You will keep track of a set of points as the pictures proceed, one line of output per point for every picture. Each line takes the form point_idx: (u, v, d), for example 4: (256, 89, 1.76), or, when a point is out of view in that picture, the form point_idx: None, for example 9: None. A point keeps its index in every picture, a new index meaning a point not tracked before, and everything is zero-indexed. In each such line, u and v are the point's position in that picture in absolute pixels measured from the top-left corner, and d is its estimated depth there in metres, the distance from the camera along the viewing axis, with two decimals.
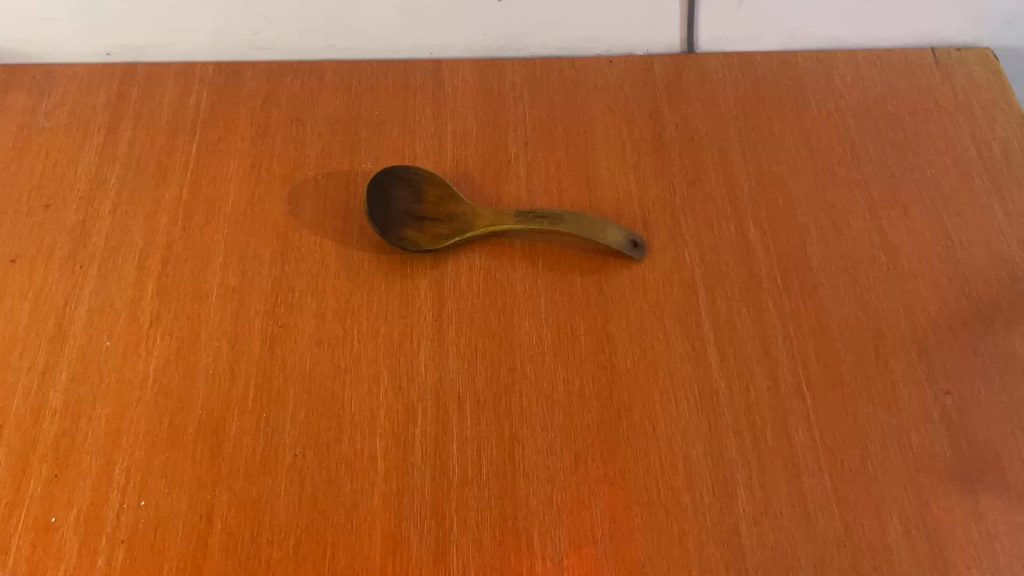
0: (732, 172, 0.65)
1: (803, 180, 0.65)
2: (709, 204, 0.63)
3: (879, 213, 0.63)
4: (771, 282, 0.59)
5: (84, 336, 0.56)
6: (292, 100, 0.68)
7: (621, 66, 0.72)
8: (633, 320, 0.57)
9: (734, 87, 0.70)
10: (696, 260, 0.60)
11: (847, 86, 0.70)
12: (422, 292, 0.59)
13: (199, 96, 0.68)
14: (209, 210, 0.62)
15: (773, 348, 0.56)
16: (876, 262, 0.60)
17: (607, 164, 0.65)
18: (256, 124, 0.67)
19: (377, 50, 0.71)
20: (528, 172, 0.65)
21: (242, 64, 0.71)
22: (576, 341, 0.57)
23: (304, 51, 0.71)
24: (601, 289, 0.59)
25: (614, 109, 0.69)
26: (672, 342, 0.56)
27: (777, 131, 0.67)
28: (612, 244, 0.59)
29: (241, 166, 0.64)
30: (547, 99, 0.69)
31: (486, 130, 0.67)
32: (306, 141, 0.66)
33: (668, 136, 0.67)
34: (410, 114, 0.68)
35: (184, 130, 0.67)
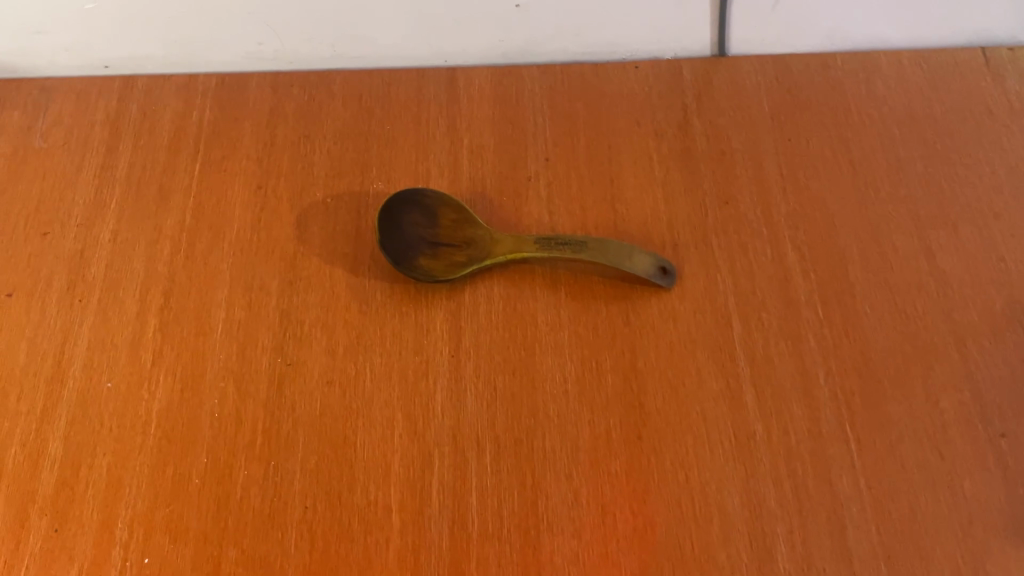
0: (767, 189, 0.61)
1: (844, 197, 0.60)
2: (743, 225, 0.59)
3: (927, 233, 0.59)
4: (812, 311, 0.55)
5: (84, 378, 0.53)
6: (299, 113, 0.65)
7: (648, 72, 0.67)
8: (662, 356, 0.54)
9: (768, 94, 0.65)
10: (730, 287, 0.57)
11: (890, 91, 0.65)
12: (437, 325, 0.55)
13: (202, 112, 0.65)
14: (213, 237, 0.59)
15: (813, 385, 0.53)
16: (924, 288, 0.56)
17: (634, 180, 0.62)
18: (261, 141, 0.63)
19: (388, 58, 0.67)
20: (550, 191, 0.61)
21: (246, 75, 0.67)
22: (602, 379, 0.53)
23: (311, 61, 0.67)
24: (628, 319, 0.56)
25: (640, 119, 0.64)
26: (705, 380, 0.53)
27: (816, 142, 0.63)
28: (639, 272, 0.56)
29: (245, 188, 0.61)
30: (568, 109, 0.65)
31: (504, 144, 0.63)
32: (314, 159, 0.62)
33: (698, 150, 0.63)
34: (424, 128, 0.64)
35: (187, 148, 0.63)
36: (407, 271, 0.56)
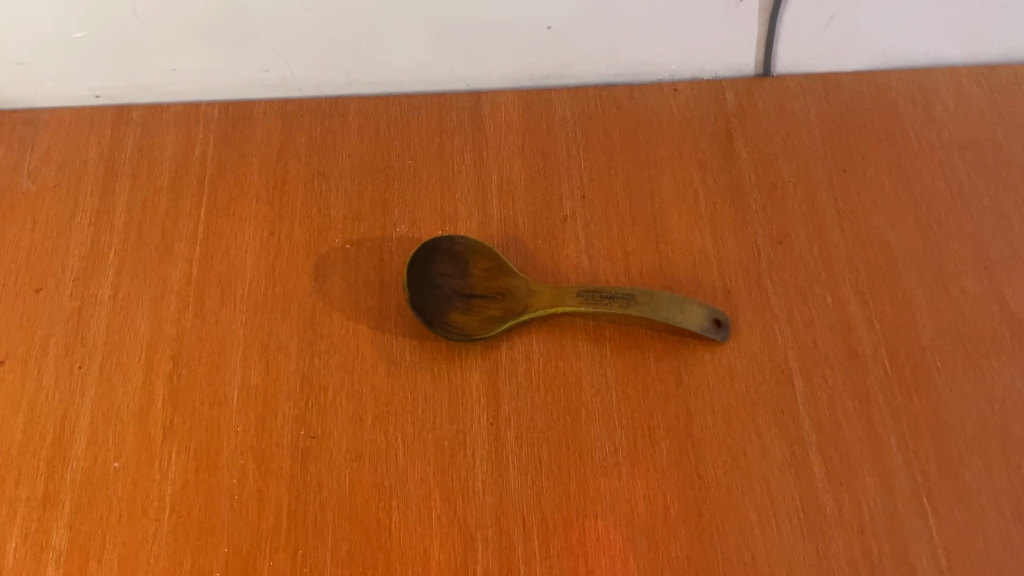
0: (824, 226, 0.56)
1: (907, 234, 0.56)
2: (799, 267, 0.55)
3: (998, 275, 0.54)
4: (878, 366, 0.51)
5: (89, 457, 0.49)
6: (311, 147, 0.59)
7: (688, 94, 0.62)
8: (720, 420, 0.50)
9: (819, 118, 0.61)
10: (789, 340, 0.52)
11: (950, 114, 0.61)
12: (473, 389, 0.51)
13: (205, 147, 0.60)
14: (224, 291, 0.54)
15: (884, 451, 0.49)
16: (998, 337, 0.52)
17: (679, 219, 0.57)
18: (271, 179, 0.58)
19: (405, 83, 0.62)
20: (588, 232, 0.56)
21: (251, 104, 0.62)
22: (656, 448, 0.49)
23: (321, 87, 0.61)
24: (680, 378, 0.51)
25: (682, 149, 0.59)
26: (768, 448, 0.49)
27: (873, 173, 0.58)
28: (693, 327, 0.51)
29: (257, 234, 0.56)
30: (604, 138, 0.60)
31: (536, 179, 0.58)
32: (330, 200, 0.57)
33: (747, 182, 0.58)
34: (448, 162, 0.59)
35: (190, 189, 0.58)
36: (440, 330, 0.52)
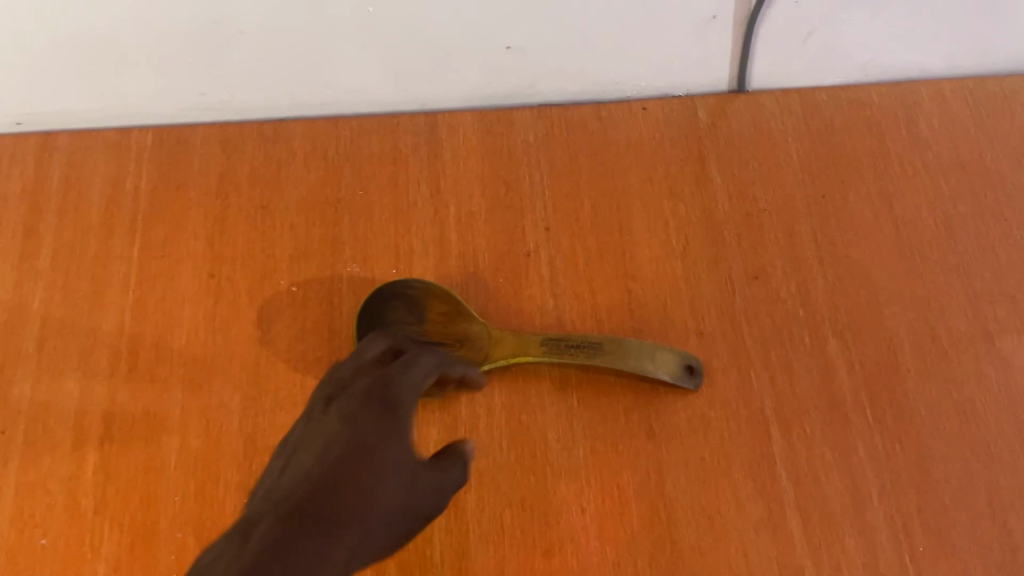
0: (802, 259, 0.53)
1: (888, 267, 0.53)
2: (777, 305, 0.52)
3: (983, 311, 0.51)
4: (859, 414, 0.49)
5: (14, 533, 0.45)
6: (254, 177, 0.55)
7: (658, 113, 0.58)
8: (693, 477, 0.47)
9: (797, 139, 0.57)
10: (766, 386, 0.49)
11: (934, 133, 0.57)
12: (431, 447, 0.48)
13: (138, 179, 0.55)
14: (160, 344, 0.50)
15: (865, 507, 0.46)
16: (983, 380, 0.49)
17: (649, 254, 0.53)
18: (210, 215, 0.54)
19: (355, 104, 0.57)
20: (552, 270, 0.53)
21: (188, 128, 0.57)
22: (626, 510, 0.46)
23: (264, 109, 0.57)
24: (651, 431, 0.48)
25: (652, 175, 0.56)
26: (744, 506, 0.46)
27: (853, 200, 0.55)
28: (665, 376, 0.48)
29: (195, 278, 0.52)
30: (569, 163, 0.56)
31: (497, 210, 0.54)
32: (275, 237, 0.53)
33: (721, 211, 0.54)
34: (402, 193, 0.55)
35: (121, 229, 0.54)
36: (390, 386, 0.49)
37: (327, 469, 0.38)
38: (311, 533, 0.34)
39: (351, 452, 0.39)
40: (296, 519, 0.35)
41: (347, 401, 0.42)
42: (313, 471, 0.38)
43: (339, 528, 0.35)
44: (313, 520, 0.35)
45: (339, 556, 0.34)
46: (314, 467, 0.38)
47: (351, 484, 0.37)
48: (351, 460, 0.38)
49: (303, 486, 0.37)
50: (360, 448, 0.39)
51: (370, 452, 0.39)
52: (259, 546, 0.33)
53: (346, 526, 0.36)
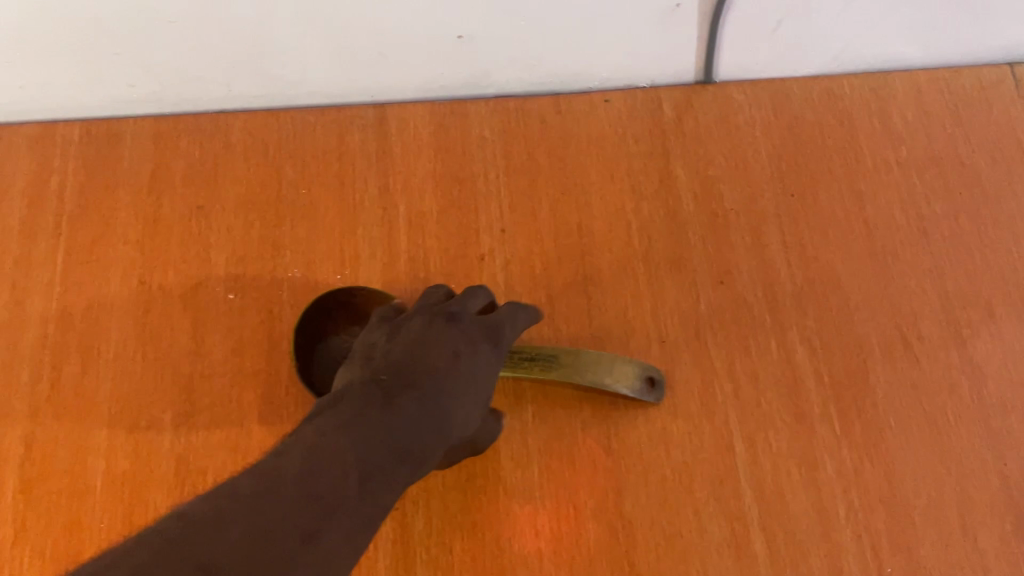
0: (769, 262, 0.50)
1: (859, 270, 0.50)
2: (742, 311, 0.49)
3: (957, 316, 0.49)
4: (826, 426, 0.46)
5: None
6: (189, 175, 0.51)
7: (620, 105, 0.55)
8: (653, 495, 0.45)
9: (766, 133, 0.54)
10: (730, 397, 0.47)
11: (908, 127, 0.54)
12: None
13: (63, 177, 0.51)
14: (87, 357, 0.47)
15: (832, 525, 0.44)
16: (956, 390, 0.47)
17: (610, 256, 0.50)
18: (141, 217, 0.50)
19: (298, 96, 0.53)
20: (507, 274, 0.50)
21: (117, 122, 0.53)
22: (582, 530, 0.44)
23: (200, 102, 0.53)
24: (609, 446, 0.46)
25: (614, 172, 0.53)
26: (706, 526, 0.44)
27: (823, 199, 0.52)
28: (624, 390, 0.45)
29: (125, 285, 0.49)
30: (526, 159, 0.53)
31: (449, 210, 0.51)
32: (211, 240, 0.50)
33: (685, 211, 0.52)
34: (348, 191, 0.51)
35: (44, 231, 0.50)
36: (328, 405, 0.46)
37: (445, 373, 0.38)
38: (423, 431, 0.35)
39: (463, 366, 0.39)
40: (413, 415, 0.35)
41: (462, 321, 0.42)
42: (431, 369, 0.38)
43: (442, 435, 0.36)
44: (427, 423, 0.36)
45: (434, 458, 0.36)
46: (431, 360, 0.39)
47: (466, 394, 0.38)
48: (465, 375, 0.39)
49: (419, 379, 0.37)
50: (471, 365, 0.39)
51: (479, 370, 0.40)
52: (386, 430, 0.34)
53: (448, 435, 0.37)
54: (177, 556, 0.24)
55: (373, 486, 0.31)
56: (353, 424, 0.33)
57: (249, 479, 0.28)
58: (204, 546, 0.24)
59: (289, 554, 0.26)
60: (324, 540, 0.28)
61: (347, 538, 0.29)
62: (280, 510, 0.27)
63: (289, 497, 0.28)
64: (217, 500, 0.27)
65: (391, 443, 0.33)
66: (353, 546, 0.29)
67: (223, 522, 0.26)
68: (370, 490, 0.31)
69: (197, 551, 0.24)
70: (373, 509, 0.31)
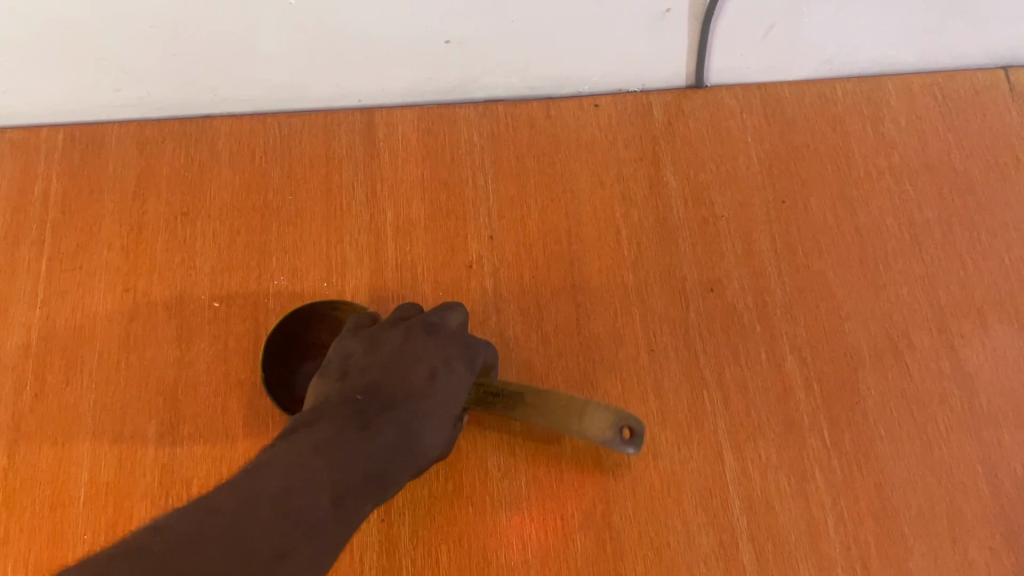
0: (760, 269, 0.50)
1: (851, 278, 0.50)
2: (732, 319, 0.49)
3: (949, 325, 0.49)
4: (816, 436, 0.46)
5: None
6: (174, 181, 0.51)
7: (611, 110, 0.54)
8: (640, 506, 0.44)
9: (758, 139, 0.54)
10: (719, 407, 0.47)
11: (901, 132, 0.54)
12: None
13: (48, 183, 0.51)
14: (70, 366, 0.46)
15: (821, 536, 0.44)
16: (947, 400, 0.47)
17: (599, 264, 0.50)
18: (126, 223, 0.50)
19: (285, 100, 0.53)
20: (495, 281, 0.50)
21: (102, 126, 0.52)
22: (569, 543, 0.43)
23: (185, 106, 0.52)
24: (598, 456, 0.45)
25: (603, 178, 0.52)
26: (694, 537, 0.44)
27: (815, 206, 0.52)
28: (595, 441, 0.40)
29: (109, 292, 0.48)
30: (515, 165, 0.53)
31: (437, 217, 0.51)
32: (197, 247, 0.49)
33: (676, 218, 0.51)
34: (336, 197, 0.51)
35: (29, 238, 0.49)
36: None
37: (420, 399, 0.37)
38: (393, 460, 0.35)
39: (440, 392, 0.38)
40: (385, 444, 0.35)
41: (441, 337, 0.40)
42: (406, 392, 0.37)
43: (409, 463, 0.36)
44: (396, 453, 0.35)
45: (398, 484, 0.36)
46: (409, 381, 0.38)
47: (443, 412, 0.38)
48: (440, 400, 0.38)
49: (393, 404, 0.37)
50: (447, 390, 0.38)
51: (454, 395, 0.39)
52: (357, 460, 0.34)
53: (416, 462, 0.37)
54: (163, 567, 0.24)
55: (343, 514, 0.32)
56: (328, 449, 0.33)
57: (227, 494, 0.29)
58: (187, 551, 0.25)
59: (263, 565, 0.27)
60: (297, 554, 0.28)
61: (315, 554, 0.29)
62: (258, 524, 0.28)
63: (269, 514, 0.28)
64: (198, 511, 0.27)
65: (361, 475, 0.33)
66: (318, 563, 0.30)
67: (203, 537, 0.26)
68: (338, 512, 0.32)
69: (181, 564, 0.25)
70: (340, 530, 0.32)
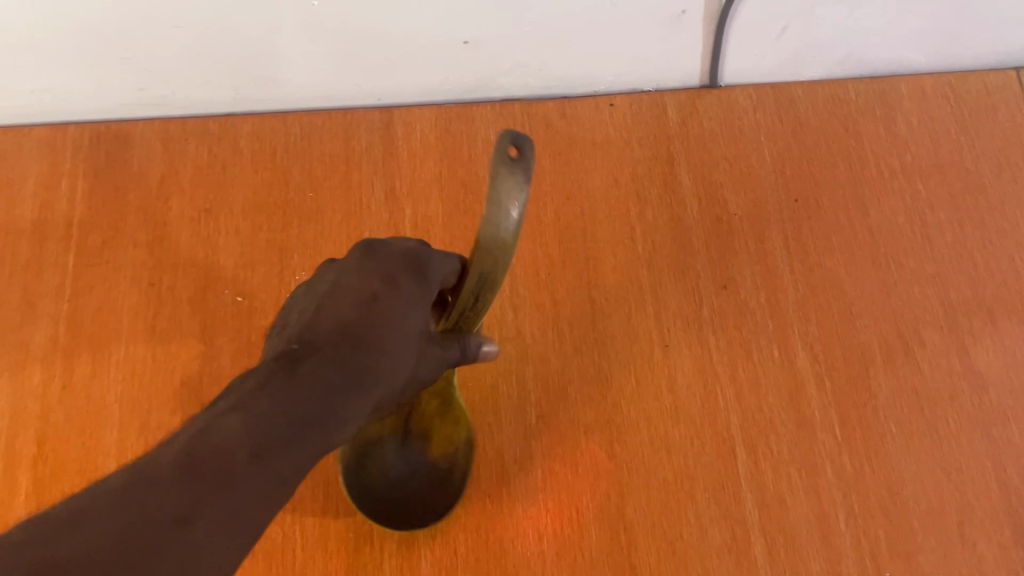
0: (772, 268, 0.51)
1: (862, 277, 0.51)
2: (745, 317, 0.49)
3: (959, 323, 0.49)
4: (828, 432, 0.47)
5: None
6: (197, 179, 0.52)
7: (625, 110, 0.55)
8: (654, 498, 0.45)
9: (771, 138, 0.54)
10: (732, 403, 0.47)
11: (913, 133, 0.55)
12: None
13: (74, 180, 0.52)
14: (97, 359, 0.47)
15: (832, 530, 0.45)
16: (957, 398, 0.48)
17: (613, 262, 0.51)
18: (150, 220, 0.51)
19: (306, 99, 0.54)
20: (512, 278, 0.50)
21: (126, 125, 0.53)
22: (584, 534, 0.44)
23: (207, 105, 0.53)
24: (612, 451, 0.46)
25: (618, 177, 0.53)
26: (706, 530, 0.44)
27: (827, 205, 0.53)
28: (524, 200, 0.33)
29: (134, 287, 0.49)
30: (531, 164, 0.53)
31: (455, 215, 0.52)
32: (220, 243, 0.50)
33: (690, 218, 0.52)
34: (355, 195, 0.52)
35: (56, 234, 0.51)
36: (408, 499, 0.44)
37: (360, 324, 0.33)
38: (337, 392, 0.31)
39: (384, 312, 0.34)
40: (326, 375, 0.31)
41: (380, 255, 0.36)
42: (343, 320, 0.33)
43: (366, 392, 0.32)
44: (340, 387, 0.32)
45: (361, 416, 0.32)
46: (347, 312, 0.34)
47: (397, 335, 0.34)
48: (385, 320, 0.34)
49: (332, 335, 0.33)
50: (391, 308, 0.34)
51: (404, 312, 0.34)
52: (289, 398, 0.30)
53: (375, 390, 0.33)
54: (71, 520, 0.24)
55: (276, 456, 0.28)
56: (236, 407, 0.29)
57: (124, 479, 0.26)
58: (50, 551, 0.22)
59: (155, 550, 0.24)
60: (201, 525, 0.25)
61: (232, 521, 0.26)
62: (148, 495, 0.25)
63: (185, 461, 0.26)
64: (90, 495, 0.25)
65: (293, 413, 0.30)
66: (238, 530, 0.26)
67: (115, 490, 0.25)
68: (265, 462, 0.28)
69: (89, 514, 0.24)
70: (272, 481, 0.28)
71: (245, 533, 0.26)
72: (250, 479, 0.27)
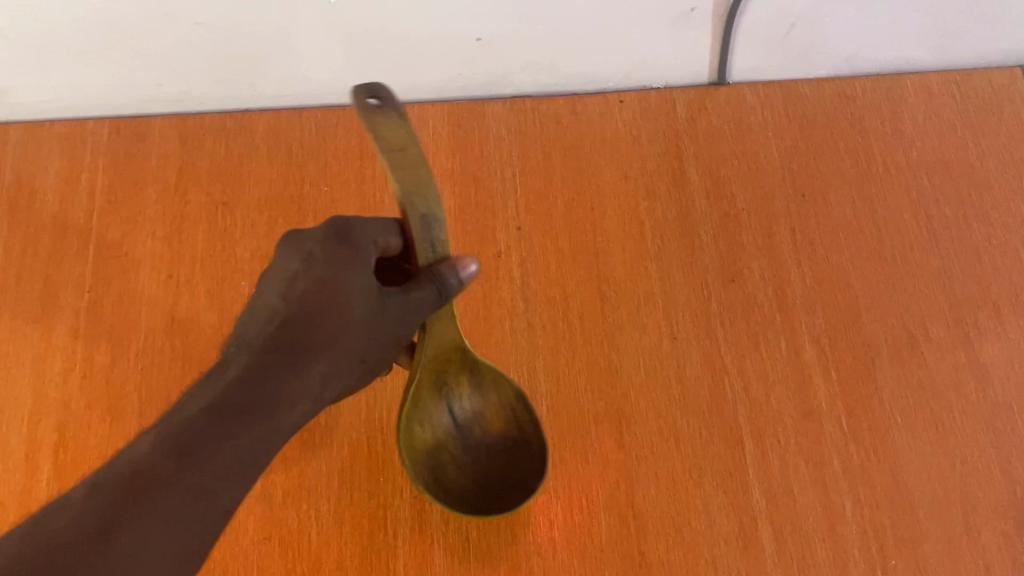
0: (780, 262, 0.52)
1: (869, 271, 0.51)
2: (752, 310, 0.50)
3: (964, 316, 0.50)
4: (834, 423, 0.48)
5: None
6: (214, 173, 0.53)
7: (635, 106, 0.56)
8: (662, 487, 0.46)
9: (779, 135, 0.55)
10: (739, 394, 0.48)
11: (919, 130, 0.55)
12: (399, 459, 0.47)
13: (93, 174, 0.53)
14: (116, 349, 0.48)
15: (838, 520, 0.45)
16: (962, 390, 0.48)
17: (622, 255, 0.52)
18: (169, 213, 0.52)
19: (322, 95, 0.55)
20: (523, 271, 0.51)
21: (145, 120, 0.54)
22: (593, 521, 0.45)
23: (225, 101, 0.55)
24: (621, 440, 0.47)
25: (628, 172, 0.54)
26: (714, 518, 0.45)
27: (834, 201, 0.53)
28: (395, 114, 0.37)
29: (153, 278, 0.50)
30: (542, 160, 0.54)
31: (468, 209, 0.53)
32: (237, 236, 0.51)
33: (698, 212, 0.53)
34: (369, 189, 0.53)
35: (76, 227, 0.52)
36: (503, 481, 0.44)
37: (291, 310, 0.36)
38: (275, 376, 0.34)
39: (309, 294, 0.36)
40: (256, 366, 0.34)
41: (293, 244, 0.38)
42: (273, 314, 0.36)
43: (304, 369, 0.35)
44: (276, 370, 0.34)
45: (307, 391, 0.35)
46: (276, 304, 0.37)
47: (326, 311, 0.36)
48: (311, 301, 0.36)
49: (266, 330, 0.36)
50: (313, 288, 0.36)
51: (334, 287, 0.36)
52: (226, 392, 0.33)
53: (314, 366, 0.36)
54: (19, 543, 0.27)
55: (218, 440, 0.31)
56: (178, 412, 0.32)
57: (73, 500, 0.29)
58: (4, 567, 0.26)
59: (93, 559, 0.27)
60: (136, 530, 0.28)
61: (173, 515, 0.29)
62: (82, 513, 0.28)
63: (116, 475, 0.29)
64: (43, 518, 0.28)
65: (231, 404, 0.33)
66: (189, 519, 0.30)
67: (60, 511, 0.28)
68: (208, 452, 0.31)
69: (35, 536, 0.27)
70: (217, 466, 0.31)
71: (189, 529, 0.30)
72: (195, 471, 0.30)
